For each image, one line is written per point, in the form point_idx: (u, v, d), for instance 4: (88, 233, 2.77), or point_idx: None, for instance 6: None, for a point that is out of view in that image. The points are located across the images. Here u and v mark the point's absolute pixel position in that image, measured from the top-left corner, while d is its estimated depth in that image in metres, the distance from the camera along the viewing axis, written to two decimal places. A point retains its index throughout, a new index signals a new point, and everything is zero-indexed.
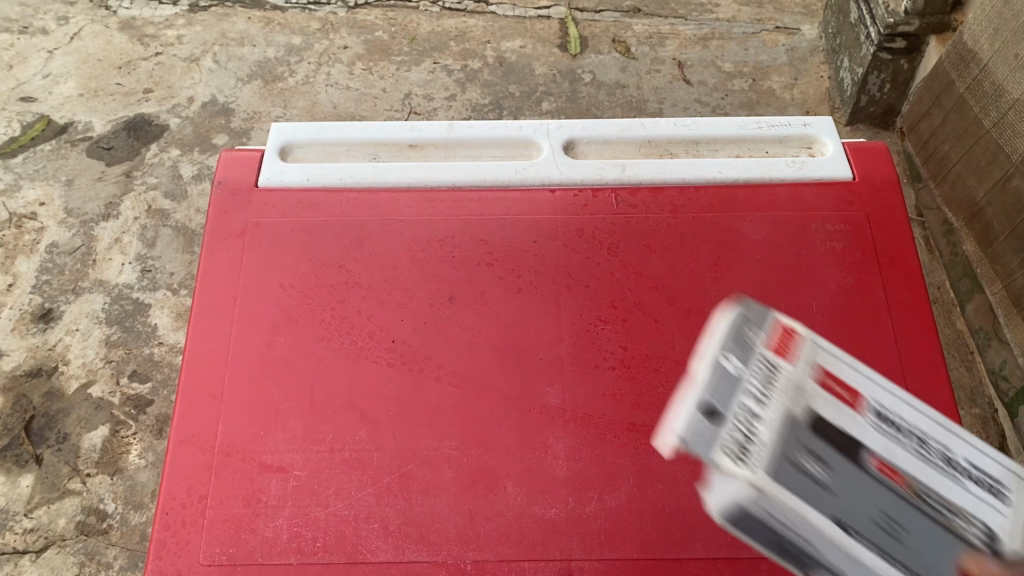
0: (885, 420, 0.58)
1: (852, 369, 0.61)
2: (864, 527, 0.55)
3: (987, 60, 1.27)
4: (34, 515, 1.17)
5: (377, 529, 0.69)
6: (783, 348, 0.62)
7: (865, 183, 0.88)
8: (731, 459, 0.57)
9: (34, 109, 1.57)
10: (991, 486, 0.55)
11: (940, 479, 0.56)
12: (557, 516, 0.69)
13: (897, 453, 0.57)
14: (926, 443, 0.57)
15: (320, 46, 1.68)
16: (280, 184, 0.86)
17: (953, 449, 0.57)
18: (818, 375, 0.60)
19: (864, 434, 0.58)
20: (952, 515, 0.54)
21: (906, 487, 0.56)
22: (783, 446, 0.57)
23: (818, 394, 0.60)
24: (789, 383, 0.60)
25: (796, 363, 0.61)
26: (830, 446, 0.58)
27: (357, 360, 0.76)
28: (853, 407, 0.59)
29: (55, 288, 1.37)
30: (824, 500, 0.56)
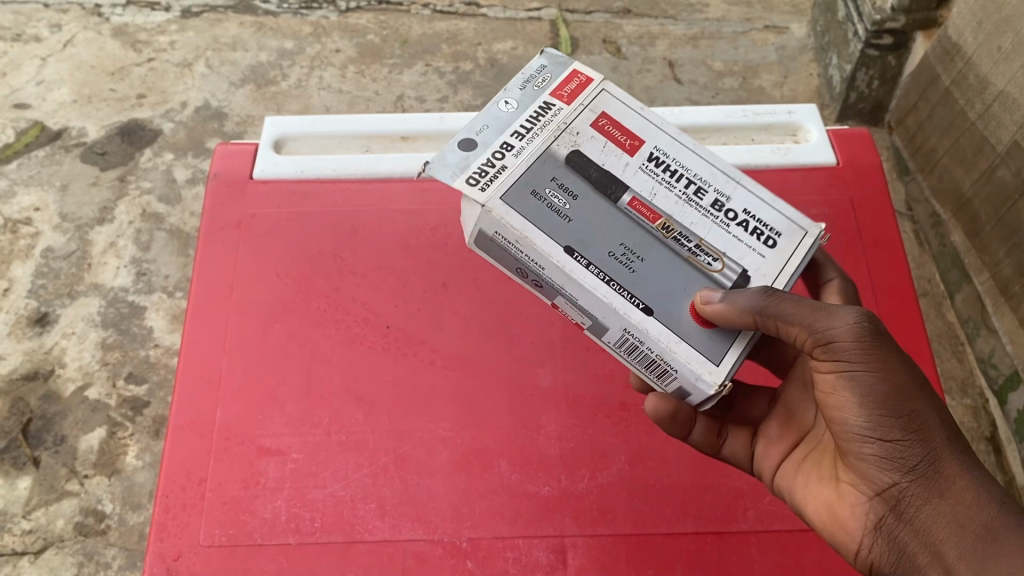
0: (655, 165, 0.62)
1: (640, 116, 0.64)
2: (598, 260, 0.58)
3: (971, 54, 1.29)
4: (32, 517, 1.18)
5: (374, 509, 0.70)
6: (563, 90, 0.63)
7: (849, 169, 0.89)
8: (470, 179, 0.58)
9: (27, 115, 1.59)
10: (769, 235, 0.61)
11: (707, 224, 0.60)
12: (551, 494, 0.71)
13: (659, 196, 0.61)
14: (700, 190, 0.61)
15: (312, 49, 1.69)
16: (274, 176, 0.88)
17: (732, 198, 0.61)
18: (593, 118, 0.62)
19: (631, 177, 0.61)
20: (699, 255, 0.59)
21: (660, 225, 0.60)
22: (530, 174, 0.59)
23: (585, 134, 0.62)
24: (568, 123, 0.62)
25: (573, 104, 0.62)
26: (582, 180, 0.60)
27: (352, 345, 0.77)
28: (622, 148, 0.62)
29: (50, 292, 1.38)
30: (561, 228, 0.58)
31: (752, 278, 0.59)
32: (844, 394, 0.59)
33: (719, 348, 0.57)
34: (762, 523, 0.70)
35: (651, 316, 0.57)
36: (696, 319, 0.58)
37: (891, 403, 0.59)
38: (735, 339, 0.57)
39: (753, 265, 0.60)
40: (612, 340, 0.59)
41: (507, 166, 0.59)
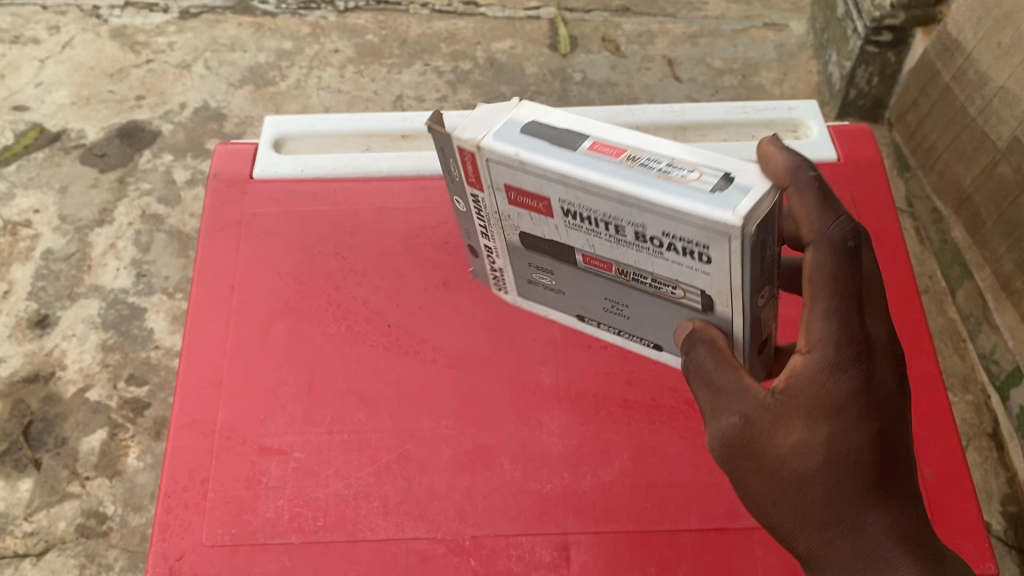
0: (573, 218, 0.56)
1: (526, 174, 0.54)
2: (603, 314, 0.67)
3: (971, 49, 1.29)
4: (33, 519, 1.18)
5: (376, 508, 0.70)
6: (471, 176, 0.58)
7: (850, 164, 0.89)
8: (495, 289, 0.74)
9: (26, 117, 1.58)
10: (697, 252, 0.51)
11: (647, 258, 0.55)
12: (553, 492, 0.70)
13: (598, 246, 0.57)
14: (619, 228, 0.54)
15: (312, 49, 1.69)
16: (274, 175, 0.87)
17: (648, 224, 0.52)
18: (506, 196, 0.58)
19: (568, 237, 0.58)
20: (662, 286, 0.57)
21: (618, 273, 0.59)
22: (517, 268, 0.68)
23: (513, 214, 0.59)
24: (498, 210, 0.60)
25: (484, 189, 0.58)
26: (548, 257, 0.63)
27: (353, 343, 0.77)
28: (543, 213, 0.57)
29: (50, 294, 1.38)
30: (566, 302, 0.69)
31: (715, 298, 0.55)
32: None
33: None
34: None
35: (663, 349, 0.67)
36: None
37: (773, 510, 0.54)
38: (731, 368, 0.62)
39: (706, 284, 0.54)
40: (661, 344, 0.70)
41: (501, 265, 0.69)
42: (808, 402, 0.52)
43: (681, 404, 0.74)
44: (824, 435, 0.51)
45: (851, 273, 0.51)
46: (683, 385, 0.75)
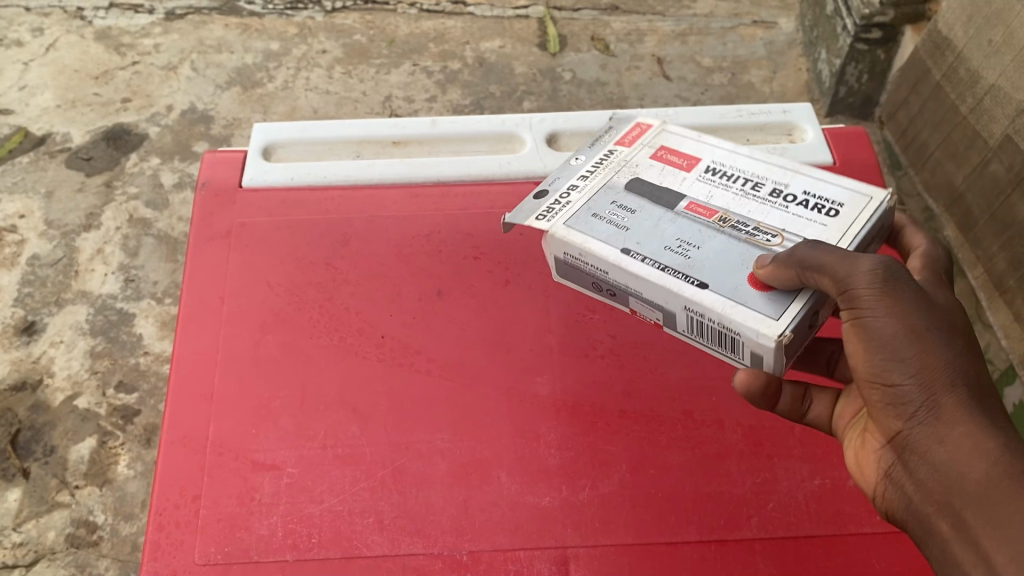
0: (712, 173, 0.71)
1: (694, 142, 0.74)
2: (656, 254, 0.63)
3: (961, 48, 1.29)
4: (22, 529, 1.16)
5: (372, 523, 0.69)
6: (626, 138, 0.75)
7: (845, 167, 0.89)
8: (536, 217, 0.68)
9: (10, 120, 1.56)
10: (829, 207, 0.65)
11: (762, 210, 0.67)
12: (552, 504, 0.70)
13: (716, 198, 0.68)
14: (756, 185, 0.69)
15: (299, 50, 1.67)
16: (263, 184, 0.86)
17: (790, 185, 0.68)
18: (653, 153, 0.73)
19: (688, 188, 0.69)
20: (757, 235, 0.64)
21: (716, 219, 0.66)
22: (593, 202, 0.68)
23: (645, 165, 0.72)
24: (631, 159, 0.72)
25: (634, 146, 0.74)
26: (644, 200, 0.68)
27: (347, 355, 0.76)
28: (679, 169, 0.72)
29: (37, 300, 1.36)
30: (620, 234, 0.65)
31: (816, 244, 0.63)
32: (861, 337, 0.53)
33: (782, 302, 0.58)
34: (765, 531, 0.69)
35: (709, 289, 0.60)
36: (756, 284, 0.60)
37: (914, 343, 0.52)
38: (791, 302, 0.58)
39: (812, 232, 0.64)
40: (685, 325, 0.63)
41: (575, 198, 0.69)
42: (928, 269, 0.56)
43: (679, 413, 0.74)
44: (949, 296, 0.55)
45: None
46: (681, 395, 0.75)
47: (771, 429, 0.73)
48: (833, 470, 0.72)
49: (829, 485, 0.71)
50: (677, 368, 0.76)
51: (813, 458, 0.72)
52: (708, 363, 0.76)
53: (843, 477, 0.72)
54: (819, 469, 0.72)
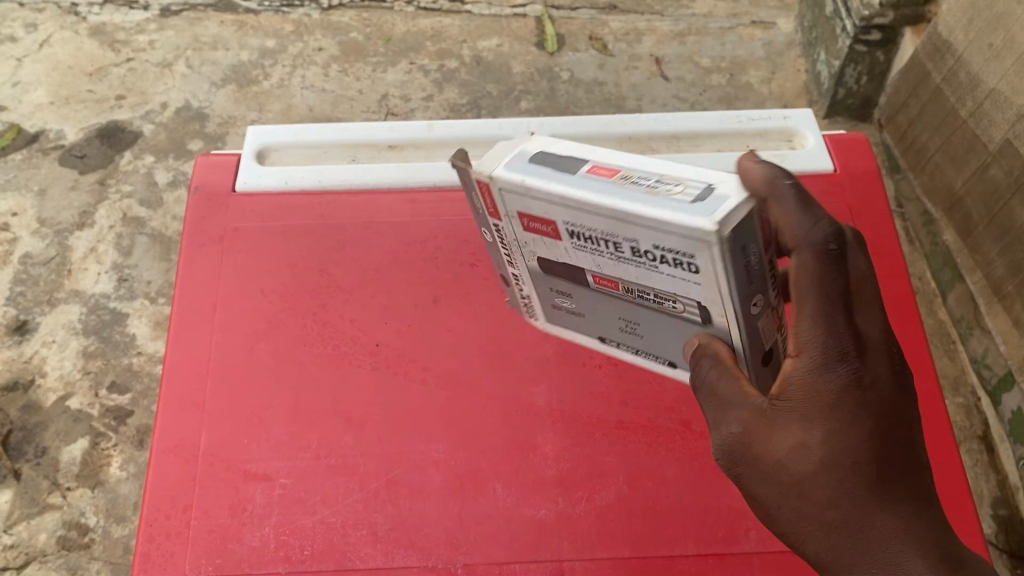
0: (578, 238, 0.53)
1: (535, 197, 0.52)
2: (620, 335, 0.66)
3: (962, 51, 1.28)
4: (14, 531, 1.15)
5: (366, 536, 0.67)
6: (487, 204, 0.56)
7: (846, 174, 0.88)
8: (527, 313, 0.72)
9: (3, 117, 1.55)
10: (687, 262, 0.49)
11: (643, 272, 0.53)
12: (548, 517, 0.69)
13: (604, 266, 0.55)
14: (616, 243, 0.51)
15: (295, 48, 1.66)
16: (256, 188, 0.85)
17: (639, 239, 0.50)
18: (518, 222, 0.55)
19: (575, 258, 0.56)
20: (666, 303, 0.56)
21: (623, 290, 0.57)
22: (540, 293, 0.66)
23: (530, 240, 0.57)
24: (516, 237, 0.58)
25: (501, 216, 0.56)
26: (566, 282, 0.61)
27: (340, 364, 0.74)
28: (551, 237, 0.55)
29: (29, 299, 1.34)
30: (584, 326, 0.68)
31: (710, 312, 0.53)
32: None
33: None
34: (765, 544, 0.68)
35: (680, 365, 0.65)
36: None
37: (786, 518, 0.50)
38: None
39: (699, 296, 0.52)
40: None
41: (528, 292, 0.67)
42: (801, 399, 0.49)
43: (678, 424, 0.73)
44: (823, 434, 0.48)
45: (838, 284, 0.48)
46: (680, 405, 0.73)
47: None
48: None
49: None
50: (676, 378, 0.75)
51: None
52: None
53: None
54: None
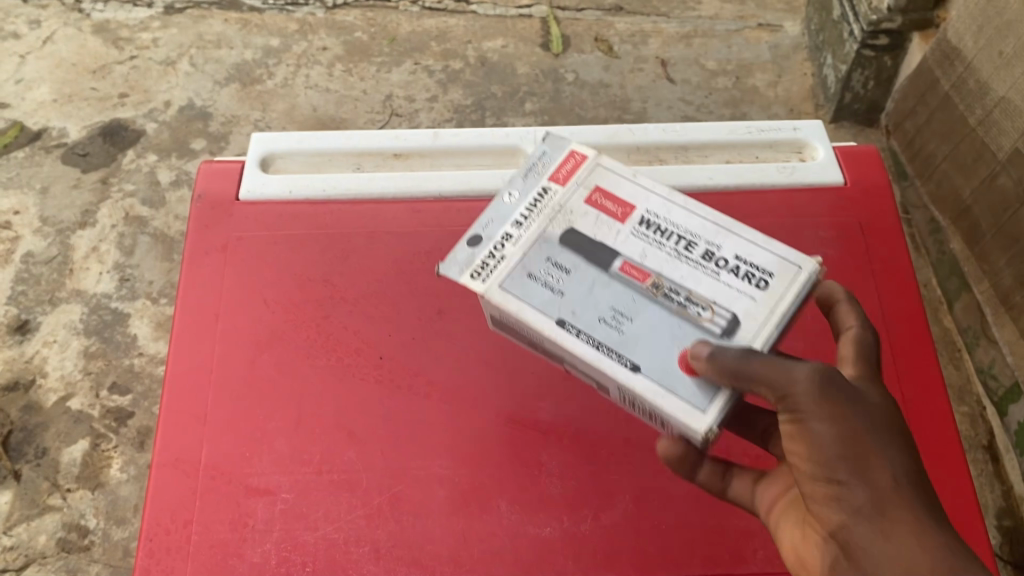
0: (645, 226, 0.64)
1: (631, 184, 0.67)
2: (590, 327, 0.60)
3: (971, 58, 1.26)
4: (13, 533, 1.14)
5: (368, 552, 0.67)
6: (559, 173, 0.68)
7: (857, 187, 0.87)
8: (471, 273, 0.63)
9: (6, 115, 1.54)
10: (759, 277, 0.60)
11: (695, 275, 0.61)
12: (553, 536, 0.68)
13: (650, 257, 0.63)
14: (691, 242, 0.63)
15: (299, 47, 1.65)
16: (260, 197, 0.84)
17: (722, 247, 0.62)
18: (586, 195, 0.66)
19: (622, 243, 0.64)
20: (692, 308, 0.60)
21: (650, 285, 0.61)
22: (528, 259, 0.63)
23: (580, 211, 0.66)
24: (563, 203, 0.66)
25: (568, 185, 0.67)
26: (579, 256, 0.63)
27: (344, 378, 0.74)
28: (613, 218, 0.65)
29: (31, 298, 1.33)
30: (555, 299, 0.61)
31: (741, 324, 0.58)
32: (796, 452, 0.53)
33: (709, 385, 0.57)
34: (771, 565, 0.67)
35: (641, 374, 0.58)
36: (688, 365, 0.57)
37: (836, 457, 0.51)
38: (716, 393, 0.56)
39: (742, 308, 0.59)
40: (615, 394, 0.62)
41: (508, 254, 0.64)
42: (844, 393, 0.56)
43: None
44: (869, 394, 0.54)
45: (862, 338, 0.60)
46: None
47: None
48: None
49: None
50: None
51: None
52: None
53: None
54: None
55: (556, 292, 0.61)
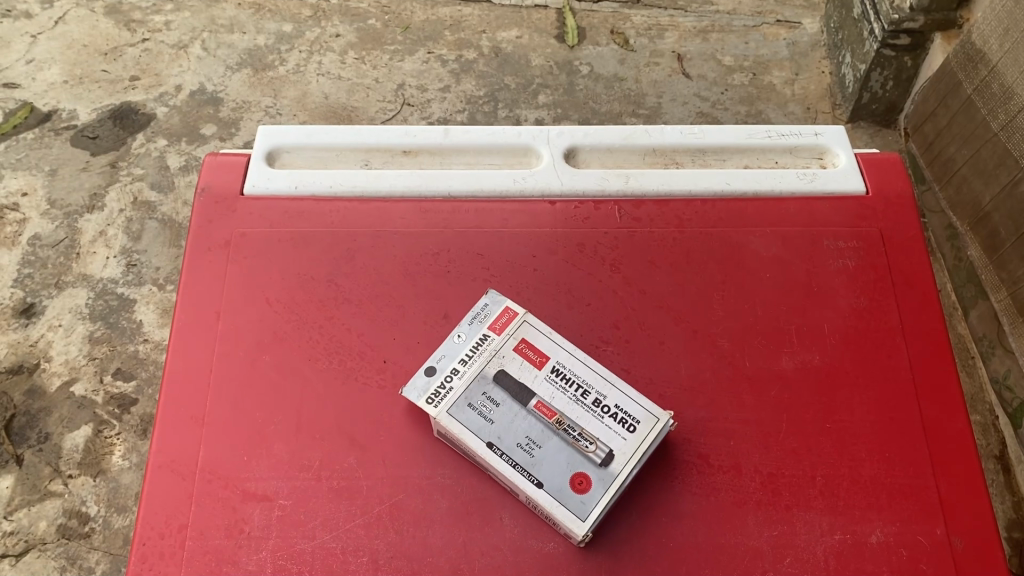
0: (556, 374, 0.70)
1: (548, 336, 0.72)
2: (509, 449, 0.66)
3: (996, 62, 1.23)
4: (14, 518, 1.13)
5: (367, 563, 0.65)
6: (496, 323, 0.72)
7: (879, 196, 0.84)
8: (426, 399, 0.68)
9: (16, 95, 1.52)
10: (630, 421, 0.67)
11: (587, 416, 0.68)
12: (556, 550, 0.66)
13: (557, 398, 0.69)
14: (587, 390, 0.69)
15: (312, 33, 1.63)
16: (266, 191, 0.82)
17: (609, 395, 0.69)
18: (515, 344, 0.71)
19: (536, 384, 0.69)
20: (583, 442, 0.66)
21: (555, 421, 0.67)
22: (468, 390, 0.69)
23: (509, 357, 0.70)
24: (498, 349, 0.71)
25: (504, 334, 0.72)
26: (506, 391, 0.69)
27: (346, 381, 0.72)
28: (533, 364, 0.70)
29: (37, 282, 1.32)
30: (485, 428, 0.67)
31: (616, 457, 0.66)
32: None
33: (591, 502, 0.64)
34: None
35: (543, 489, 0.65)
36: (578, 486, 0.65)
37: None
38: (593, 510, 0.64)
39: (619, 448, 0.66)
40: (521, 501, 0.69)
41: (454, 385, 0.69)
42: None
43: (694, 457, 0.70)
44: None
45: None
46: (697, 436, 0.70)
47: (791, 477, 0.69)
48: (856, 524, 0.68)
49: (851, 540, 0.67)
50: (695, 409, 0.72)
51: (835, 510, 0.68)
52: (727, 404, 0.72)
53: (867, 532, 0.67)
54: (840, 522, 0.68)
55: (485, 424, 0.67)
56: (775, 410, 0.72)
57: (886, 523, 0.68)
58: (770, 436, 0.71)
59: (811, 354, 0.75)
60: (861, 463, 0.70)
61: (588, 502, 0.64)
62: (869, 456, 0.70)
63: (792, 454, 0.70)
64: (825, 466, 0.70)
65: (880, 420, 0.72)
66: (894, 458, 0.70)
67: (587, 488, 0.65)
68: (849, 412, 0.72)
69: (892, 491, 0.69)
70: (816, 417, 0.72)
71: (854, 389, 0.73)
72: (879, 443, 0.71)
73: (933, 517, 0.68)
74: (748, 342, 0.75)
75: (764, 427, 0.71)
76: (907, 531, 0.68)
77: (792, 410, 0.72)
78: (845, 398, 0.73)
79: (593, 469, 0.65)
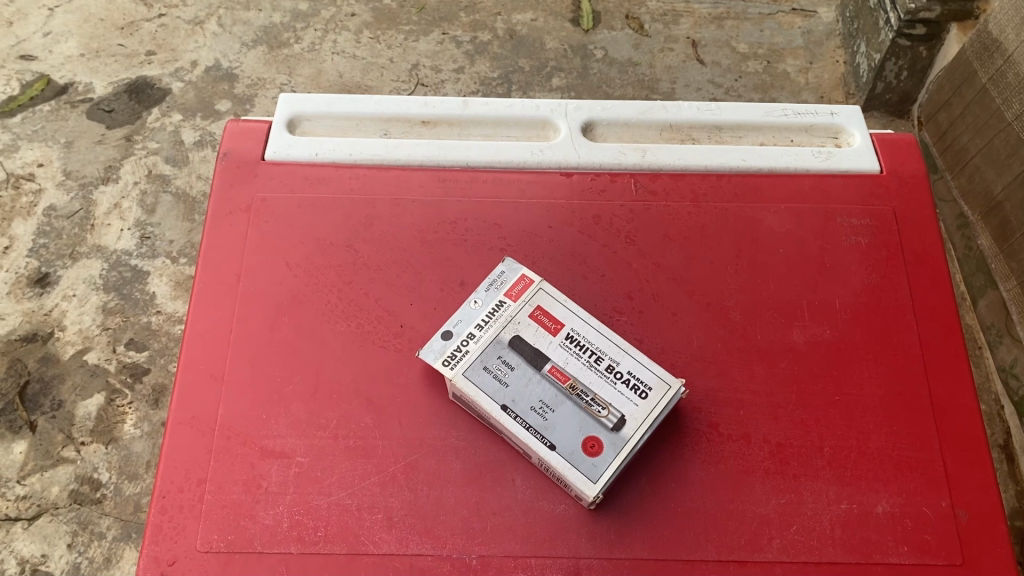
0: (571, 341, 0.71)
1: (563, 303, 0.73)
2: (523, 412, 0.67)
3: (1012, 51, 1.23)
4: (27, 482, 1.15)
5: (381, 520, 0.66)
6: (512, 290, 0.73)
7: (893, 176, 0.85)
8: (442, 361, 0.69)
9: (33, 67, 1.53)
10: (642, 388, 0.69)
11: (599, 382, 0.69)
12: (567, 512, 0.67)
13: (571, 363, 0.70)
14: (600, 356, 0.70)
15: (327, 12, 1.63)
16: (286, 158, 0.84)
17: (622, 362, 0.70)
18: (530, 310, 0.72)
19: (551, 350, 0.70)
20: (596, 407, 0.68)
21: (568, 386, 0.69)
22: (484, 354, 0.70)
23: (525, 323, 0.72)
24: (513, 315, 0.72)
25: (519, 300, 0.73)
26: (522, 356, 0.70)
27: (363, 344, 0.73)
28: (548, 331, 0.71)
29: (52, 252, 1.34)
30: (500, 391, 0.68)
31: (627, 422, 0.67)
32: None
33: (603, 465, 0.65)
34: (787, 554, 0.66)
35: (556, 451, 0.66)
36: (590, 449, 0.66)
37: None
38: (603, 473, 0.65)
39: (631, 414, 0.67)
40: None
41: (470, 349, 0.70)
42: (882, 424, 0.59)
43: (704, 426, 0.71)
44: None
45: None
46: (707, 406, 0.72)
47: (799, 448, 0.70)
48: (862, 494, 0.69)
49: (857, 510, 0.68)
50: (706, 379, 0.73)
51: (842, 480, 0.69)
52: (737, 375, 0.73)
53: (873, 502, 0.68)
54: (847, 492, 0.69)
55: (500, 386, 0.68)
56: (784, 382, 0.73)
57: (892, 494, 0.69)
58: (780, 407, 0.72)
59: (822, 329, 0.76)
60: (869, 435, 0.71)
61: (600, 465, 0.65)
62: (876, 429, 0.71)
63: (800, 425, 0.71)
64: (832, 438, 0.71)
65: (888, 393, 0.73)
66: (902, 431, 0.71)
67: (599, 451, 0.66)
68: (858, 385, 0.73)
69: (898, 463, 0.70)
70: (825, 389, 0.73)
71: (863, 364, 0.74)
72: (887, 416, 0.72)
73: (937, 490, 0.69)
74: (760, 315, 0.76)
75: (773, 399, 0.72)
76: (912, 503, 0.69)
77: (802, 382, 0.73)
78: (854, 372, 0.74)
79: (604, 433, 0.67)
